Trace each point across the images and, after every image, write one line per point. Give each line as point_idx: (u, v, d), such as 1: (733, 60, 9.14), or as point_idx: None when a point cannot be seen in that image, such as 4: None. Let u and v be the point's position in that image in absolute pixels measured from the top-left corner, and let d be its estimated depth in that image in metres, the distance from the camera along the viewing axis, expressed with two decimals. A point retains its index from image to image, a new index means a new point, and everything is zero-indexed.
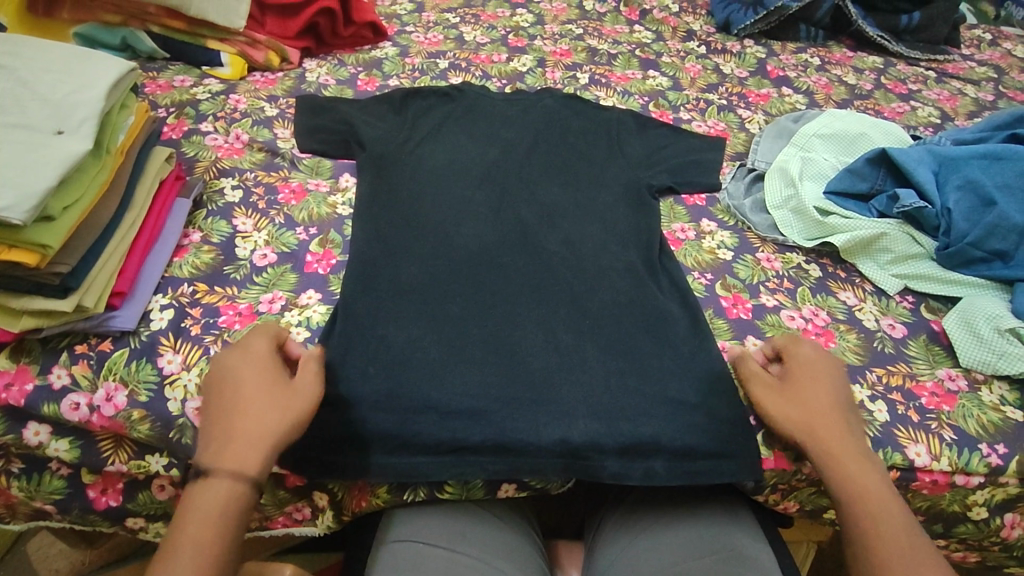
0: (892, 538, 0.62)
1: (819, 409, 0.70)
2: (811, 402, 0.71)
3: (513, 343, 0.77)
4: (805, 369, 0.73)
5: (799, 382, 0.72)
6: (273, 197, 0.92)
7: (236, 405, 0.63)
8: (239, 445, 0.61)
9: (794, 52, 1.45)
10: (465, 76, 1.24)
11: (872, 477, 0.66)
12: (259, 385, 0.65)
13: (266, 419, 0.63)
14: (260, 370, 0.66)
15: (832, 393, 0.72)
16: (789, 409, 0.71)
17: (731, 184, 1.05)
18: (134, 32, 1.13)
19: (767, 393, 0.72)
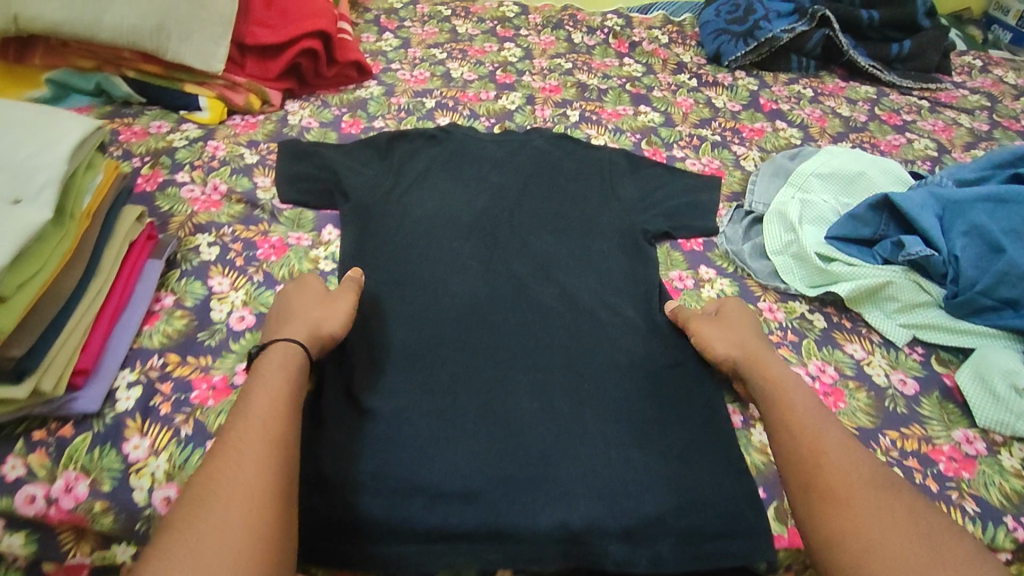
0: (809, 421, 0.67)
1: (745, 342, 0.78)
2: (740, 336, 0.80)
3: (507, 415, 0.72)
4: (736, 312, 0.83)
5: (727, 322, 0.82)
6: (251, 253, 0.88)
7: (295, 307, 0.76)
8: (298, 325, 0.73)
9: (786, 83, 1.43)
10: (452, 116, 1.21)
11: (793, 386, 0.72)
12: (312, 297, 0.78)
13: (316, 314, 0.75)
14: (313, 289, 0.79)
15: (750, 330, 0.81)
16: (717, 339, 0.79)
17: (729, 226, 1.02)
18: (108, 77, 1.08)
19: (706, 327, 0.81)
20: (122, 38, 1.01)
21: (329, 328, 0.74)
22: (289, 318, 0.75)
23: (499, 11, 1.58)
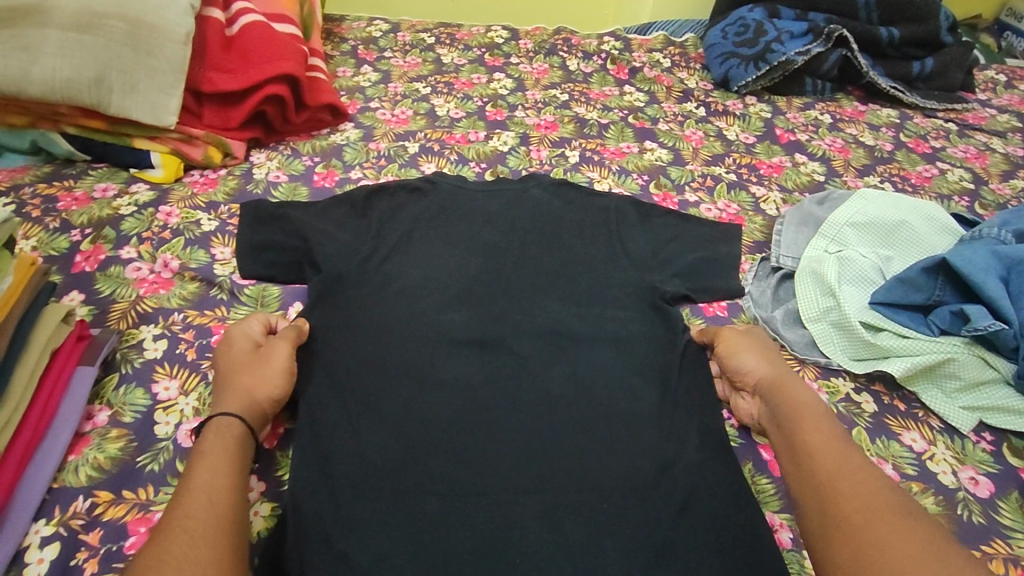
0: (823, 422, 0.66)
1: (770, 354, 0.76)
2: (773, 351, 0.77)
3: (510, 554, 0.60)
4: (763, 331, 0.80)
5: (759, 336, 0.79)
6: (205, 343, 0.76)
7: (233, 366, 0.70)
8: (236, 393, 0.67)
9: (802, 109, 1.32)
10: (438, 162, 1.09)
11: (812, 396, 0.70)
12: (246, 352, 0.72)
13: (255, 377, 0.69)
14: (251, 343, 0.73)
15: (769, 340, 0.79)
16: (745, 350, 0.76)
17: (755, 286, 0.91)
18: (46, 134, 0.96)
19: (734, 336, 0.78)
20: (55, 92, 0.90)
21: (266, 392, 0.68)
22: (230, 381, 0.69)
23: (487, 37, 1.46)
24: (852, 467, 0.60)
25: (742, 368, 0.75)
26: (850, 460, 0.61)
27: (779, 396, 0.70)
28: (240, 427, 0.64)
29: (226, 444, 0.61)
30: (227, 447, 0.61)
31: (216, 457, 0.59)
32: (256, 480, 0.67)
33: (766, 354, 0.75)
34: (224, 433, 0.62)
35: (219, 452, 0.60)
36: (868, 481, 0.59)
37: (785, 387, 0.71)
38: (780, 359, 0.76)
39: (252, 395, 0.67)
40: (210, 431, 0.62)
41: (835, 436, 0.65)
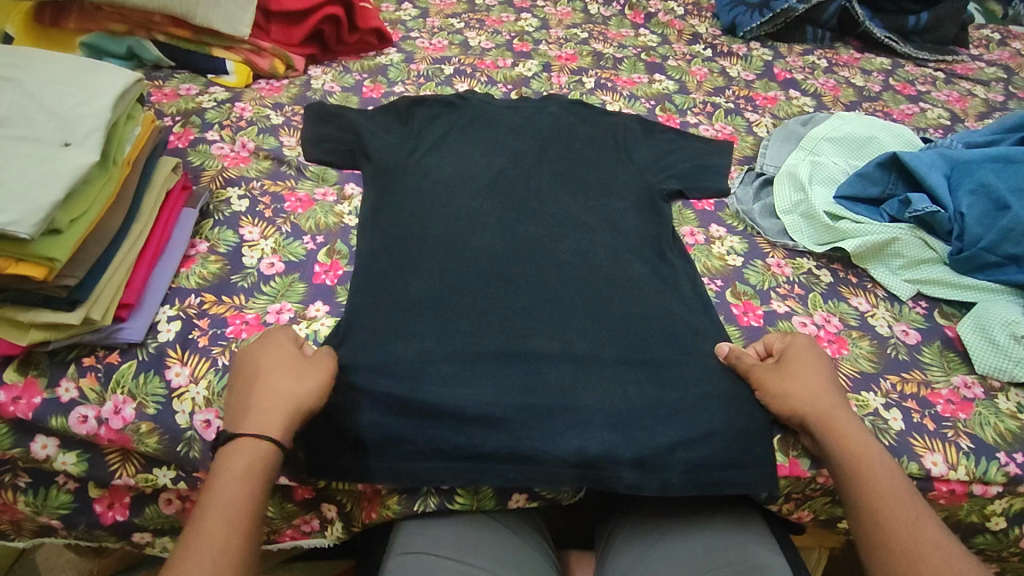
0: (870, 456, 0.67)
1: (821, 390, 0.72)
2: (831, 379, 0.74)
3: (525, 355, 0.78)
4: (804, 356, 0.75)
5: (808, 359, 0.75)
6: (279, 206, 0.92)
7: (250, 361, 0.69)
8: (264, 413, 0.64)
9: (801, 54, 1.44)
10: (470, 83, 1.24)
11: (862, 432, 0.69)
12: (258, 349, 0.70)
13: (283, 382, 0.66)
14: (280, 345, 0.70)
15: (825, 374, 0.74)
16: (778, 395, 0.73)
17: (740, 188, 1.05)
18: (140, 41, 1.13)
19: (773, 379, 0.74)
20: (153, 3, 1.06)
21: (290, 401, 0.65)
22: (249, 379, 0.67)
23: None
24: (922, 524, 0.62)
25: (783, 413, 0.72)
26: (911, 518, 0.63)
27: (836, 448, 0.68)
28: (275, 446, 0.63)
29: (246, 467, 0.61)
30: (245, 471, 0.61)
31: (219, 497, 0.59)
32: (321, 303, 0.81)
33: (814, 393, 0.72)
34: (235, 465, 0.61)
35: (238, 498, 0.59)
36: (939, 544, 0.61)
37: (836, 428, 0.69)
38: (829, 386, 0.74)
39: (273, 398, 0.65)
40: (232, 458, 0.61)
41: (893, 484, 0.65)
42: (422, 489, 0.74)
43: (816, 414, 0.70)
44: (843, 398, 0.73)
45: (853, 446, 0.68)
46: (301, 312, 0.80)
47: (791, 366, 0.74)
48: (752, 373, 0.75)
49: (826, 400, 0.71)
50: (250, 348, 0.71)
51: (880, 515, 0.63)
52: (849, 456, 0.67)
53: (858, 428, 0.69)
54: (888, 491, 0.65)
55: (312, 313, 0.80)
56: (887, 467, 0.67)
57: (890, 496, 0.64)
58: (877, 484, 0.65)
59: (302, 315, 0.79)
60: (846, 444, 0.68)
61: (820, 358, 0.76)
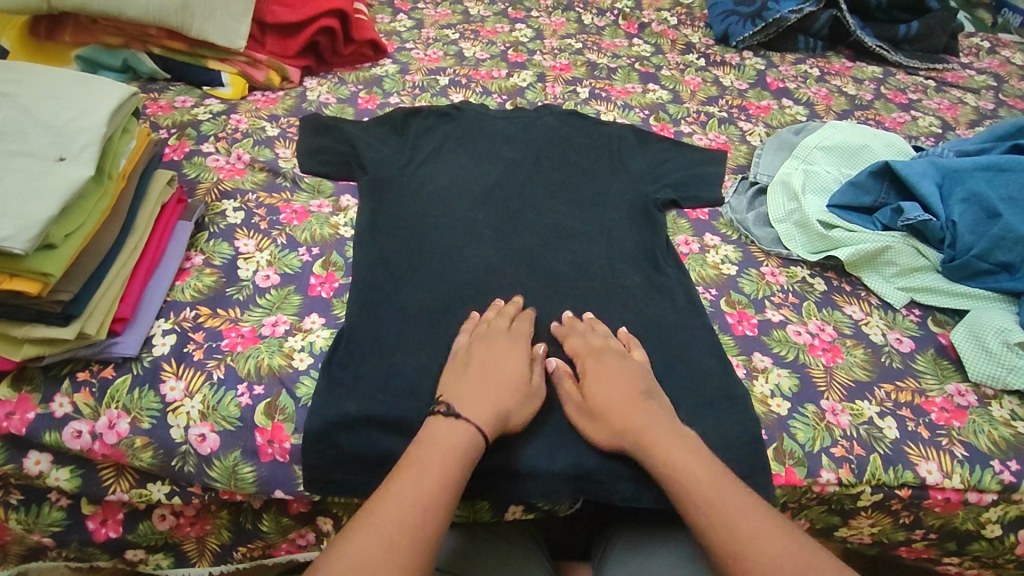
0: (675, 455, 0.65)
1: (628, 402, 0.70)
2: (618, 385, 0.72)
3: None
4: (593, 365, 0.74)
5: (596, 370, 0.74)
6: (275, 218, 0.92)
7: (486, 361, 0.72)
8: (484, 410, 0.68)
9: (794, 63, 1.45)
10: (465, 93, 1.25)
11: (663, 432, 0.67)
12: (505, 351, 0.74)
13: (512, 398, 0.70)
14: (521, 360, 0.74)
15: (628, 384, 0.72)
16: (595, 408, 0.72)
17: (734, 197, 1.05)
18: (135, 54, 1.13)
19: (578, 395, 0.74)
20: (150, 16, 1.06)
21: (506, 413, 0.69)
22: (465, 373, 0.72)
23: None
24: (736, 520, 0.60)
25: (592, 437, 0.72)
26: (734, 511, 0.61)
27: (648, 458, 0.67)
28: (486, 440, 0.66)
29: (452, 452, 0.63)
30: (449, 450, 0.63)
31: (417, 470, 0.61)
32: (316, 315, 0.81)
33: (609, 408, 0.70)
34: (446, 450, 0.63)
35: (440, 483, 0.61)
36: (763, 539, 0.58)
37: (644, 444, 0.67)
38: (641, 392, 0.72)
39: (503, 397, 0.70)
40: (441, 440, 0.64)
41: (710, 478, 0.63)
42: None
43: (626, 425, 0.69)
44: (649, 403, 0.70)
45: (662, 454, 0.66)
46: (297, 324, 0.79)
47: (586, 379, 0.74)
48: (566, 396, 0.74)
49: (636, 413, 0.69)
50: (506, 343, 0.75)
51: (710, 515, 0.61)
52: (659, 466, 0.66)
53: (662, 432, 0.67)
54: (696, 490, 0.63)
55: (307, 325, 0.80)
56: (702, 465, 0.64)
57: (715, 492, 0.62)
58: (699, 484, 0.63)
59: (297, 328, 0.79)
60: (653, 455, 0.66)
61: (615, 363, 0.74)
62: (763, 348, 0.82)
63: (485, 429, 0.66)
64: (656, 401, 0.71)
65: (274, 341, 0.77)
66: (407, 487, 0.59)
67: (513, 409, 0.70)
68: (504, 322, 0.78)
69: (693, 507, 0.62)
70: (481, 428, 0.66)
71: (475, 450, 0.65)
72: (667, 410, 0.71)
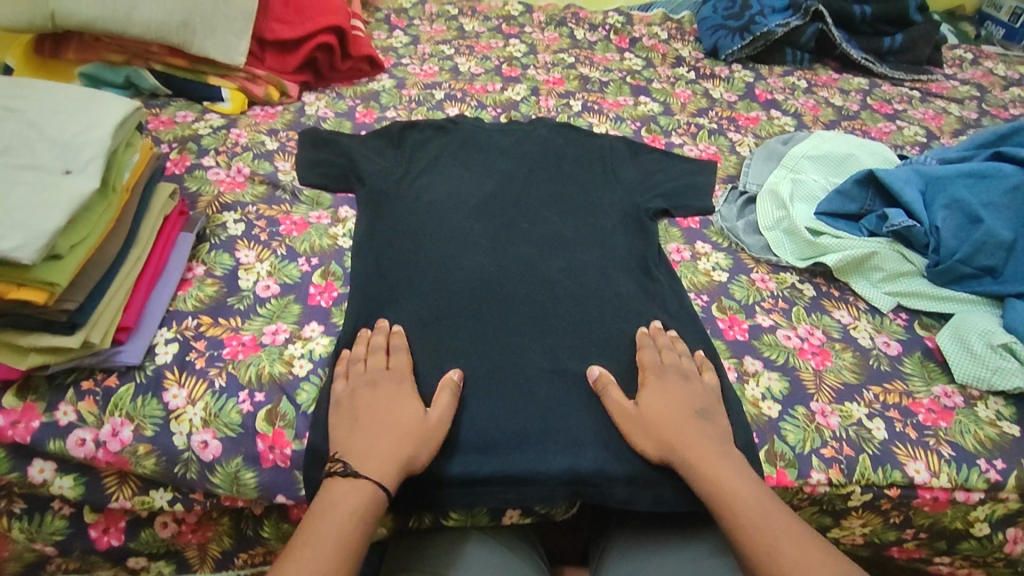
0: (725, 479, 0.67)
1: (682, 419, 0.72)
2: (676, 402, 0.74)
3: (516, 373, 0.80)
4: (657, 382, 0.76)
5: (656, 386, 0.76)
6: (274, 229, 0.94)
7: (373, 409, 0.70)
8: (382, 461, 0.66)
9: (781, 75, 1.49)
10: (461, 107, 1.27)
11: (723, 459, 0.69)
12: (390, 398, 0.71)
13: (408, 440, 0.68)
14: (409, 400, 0.72)
15: (686, 404, 0.74)
16: (652, 419, 0.73)
17: (724, 206, 1.08)
18: (137, 70, 1.15)
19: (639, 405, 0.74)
20: (151, 33, 1.09)
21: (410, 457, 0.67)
22: (357, 423, 0.69)
23: (505, 10, 1.64)
24: (776, 534, 0.62)
25: (636, 444, 0.73)
26: (775, 526, 0.63)
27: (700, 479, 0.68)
28: (390, 493, 0.64)
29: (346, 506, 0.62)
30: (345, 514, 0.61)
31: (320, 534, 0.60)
32: (315, 324, 0.82)
33: (667, 424, 0.72)
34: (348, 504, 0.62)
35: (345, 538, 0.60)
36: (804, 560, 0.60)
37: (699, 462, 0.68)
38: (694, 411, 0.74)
39: (404, 442, 0.68)
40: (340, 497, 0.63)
41: (753, 493, 0.66)
42: (403, 513, 0.73)
43: (677, 437, 0.71)
44: (704, 426, 0.72)
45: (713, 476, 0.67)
46: (297, 332, 0.81)
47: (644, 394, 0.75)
48: (611, 403, 0.75)
49: (692, 432, 0.71)
50: (388, 385, 0.73)
51: (757, 536, 0.62)
52: (713, 486, 0.67)
53: (722, 458, 0.69)
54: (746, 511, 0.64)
55: (307, 333, 0.81)
56: (755, 491, 0.66)
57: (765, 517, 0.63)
58: (749, 507, 0.64)
59: (297, 336, 0.80)
60: (708, 476, 0.67)
61: (676, 383, 0.76)
62: (755, 352, 0.84)
63: (388, 484, 0.65)
64: (710, 424, 0.73)
65: (274, 349, 0.78)
66: (323, 538, 0.60)
67: (417, 451, 0.68)
68: (379, 361, 0.75)
69: (727, 516, 0.65)
70: (382, 484, 0.64)
71: (379, 504, 0.64)
72: (720, 429, 0.73)
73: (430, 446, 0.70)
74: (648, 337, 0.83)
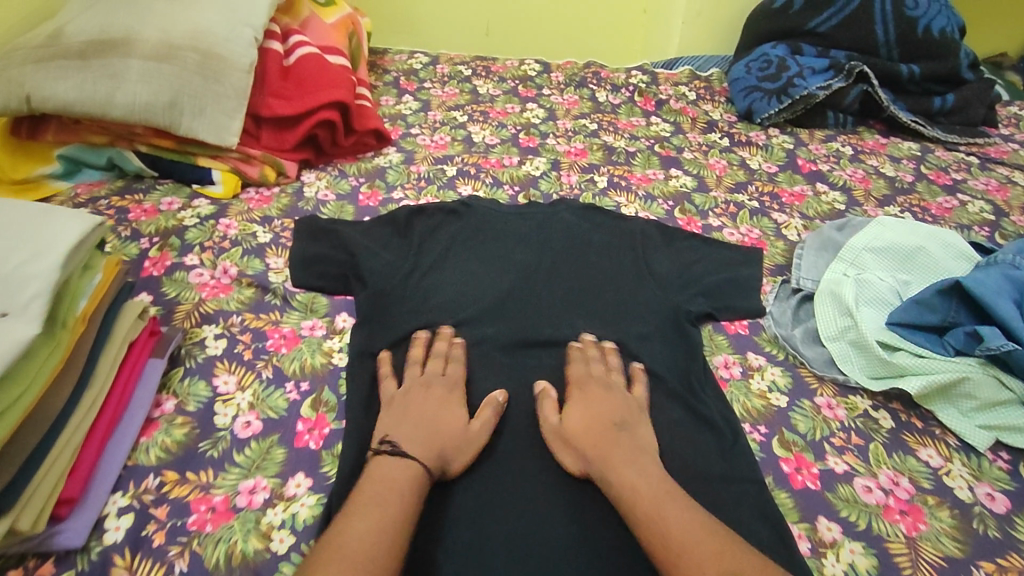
0: (631, 474, 0.67)
1: (603, 429, 0.72)
2: (594, 414, 0.74)
3: (541, 546, 0.66)
4: (591, 394, 0.77)
5: (583, 401, 0.76)
6: (261, 345, 0.82)
7: (419, 407, 0.74)
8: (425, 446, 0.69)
9: (823, 140, 1.36)
10: (474, 185, 1.16)
11: (635, 463, 0.68)
12: (438, 402, 0.75)
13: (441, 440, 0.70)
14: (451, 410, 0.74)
15: (615, 416, 0.74)
16: (580, 425, 0.73)
17: (776, 306, 0.95)
18: (121, 152, 1.06)
19: (572, 418, 0.74)
20: (135, 115, 0.99)
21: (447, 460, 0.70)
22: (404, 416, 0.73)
23: (521, 70, 1.54)
24: (672, 528, 0.61)
25: (562, 461, 0.71)
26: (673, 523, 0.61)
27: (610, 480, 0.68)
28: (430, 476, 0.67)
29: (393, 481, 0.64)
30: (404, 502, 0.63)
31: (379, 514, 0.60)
32: (302, 475, 0.69)
33: (591, 434, 0.72)
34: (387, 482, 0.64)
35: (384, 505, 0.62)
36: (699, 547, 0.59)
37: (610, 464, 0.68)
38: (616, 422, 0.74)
39: (442, 439, 0.71)
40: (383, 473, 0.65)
41: (657, 495, 0.64)
42: None
43: (598, 449, 0.70)
44: (622, 434, 0.72)
45: (621, 477, 0.67)
46: (279, 490, 0.68)
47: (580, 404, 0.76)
48: (546, 414, 0.75)
49: (610, 441, 0.71)
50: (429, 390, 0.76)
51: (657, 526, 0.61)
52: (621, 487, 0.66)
53: (631, 462, 0.68)
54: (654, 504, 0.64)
55: (291, 491, 0.68)
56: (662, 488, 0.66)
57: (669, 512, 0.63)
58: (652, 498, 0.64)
59: (278, 495, 0.67)
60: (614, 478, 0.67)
61: (616, 402, 0.76)
62: (829, 510, 0.69)
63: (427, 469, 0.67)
64: (628, 433, 0.72)
65: (250, 515, 0.65)
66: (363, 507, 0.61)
67: (454, 450, 0.71)
68: (441, 367, 0.79)
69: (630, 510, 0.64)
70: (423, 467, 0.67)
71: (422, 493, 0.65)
72: (638, 441, 0.72)
73: (465, 455, 0.71)
74: (578, 349, 0.84)
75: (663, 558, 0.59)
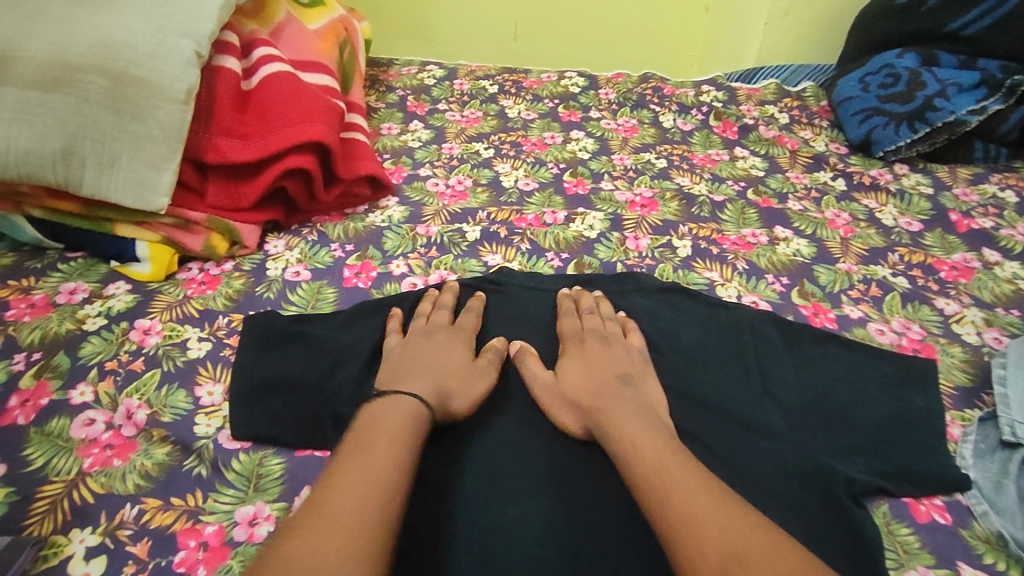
0: (631, 429, 0.55)
1: (603, 380, 0.60)
2: (596, 369, 0.62)
3: None
4: (596, 345, 0.65)
5: (584, 354, 0.64)
6: (163, 563, 0.50)
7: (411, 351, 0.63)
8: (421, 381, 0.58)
9: (971, 181, 1.00)
10: (505, 253, 0.83)
11: (636, 418, 0.56)
12: (437, 349, 0.63)
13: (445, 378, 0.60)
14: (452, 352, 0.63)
15: (619, 369, 0.62)
16: (576, 378, 0.61)
17: (982, 473, 0.61)
18: (6, 218, 0.74)
19: (571, 369, 0.63)
20: (13, 171, 0.69)
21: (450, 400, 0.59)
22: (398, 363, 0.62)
23: (561, 86, 1.21)
24: (675, 497, 0.47)
25: (558, 420, 0.59)
26: (675, 488, 0.48)
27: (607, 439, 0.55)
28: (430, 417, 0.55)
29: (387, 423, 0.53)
30: (393, 445, 0.51)
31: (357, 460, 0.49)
32: None
33: (589, 388, 0.60)
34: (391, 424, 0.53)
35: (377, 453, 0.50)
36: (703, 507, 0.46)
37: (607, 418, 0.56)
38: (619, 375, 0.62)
39: (443, 380, 0.60)
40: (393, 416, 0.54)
41: (660, 454, 0.52)
42: None
43: (598, 405, 0.58)
44: (625, 388, 0.60)
45: (617, 434, 0.55)
46: None
47: (580, 353, 0.64)
48: (528, 372, 0.63)
49: (609, 393, 0.59)
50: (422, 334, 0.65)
51: (657, 481, 0.49)
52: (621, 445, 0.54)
53: (629, 414, 0.56)
54: (655, 463, 0.51)
55: None
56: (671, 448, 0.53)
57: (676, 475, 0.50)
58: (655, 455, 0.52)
59: None
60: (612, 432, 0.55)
61: (621, 352, 0.64)
62: None
63: (427, 402, 0.56)
64: (633, 387, 0.60)
65: None
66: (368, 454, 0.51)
67: (458, 393, 0.59)
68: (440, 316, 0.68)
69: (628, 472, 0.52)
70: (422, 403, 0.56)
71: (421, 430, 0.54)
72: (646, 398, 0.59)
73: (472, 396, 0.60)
74: (569, 298, 0.72)
75: (663, 530, 0.46)
